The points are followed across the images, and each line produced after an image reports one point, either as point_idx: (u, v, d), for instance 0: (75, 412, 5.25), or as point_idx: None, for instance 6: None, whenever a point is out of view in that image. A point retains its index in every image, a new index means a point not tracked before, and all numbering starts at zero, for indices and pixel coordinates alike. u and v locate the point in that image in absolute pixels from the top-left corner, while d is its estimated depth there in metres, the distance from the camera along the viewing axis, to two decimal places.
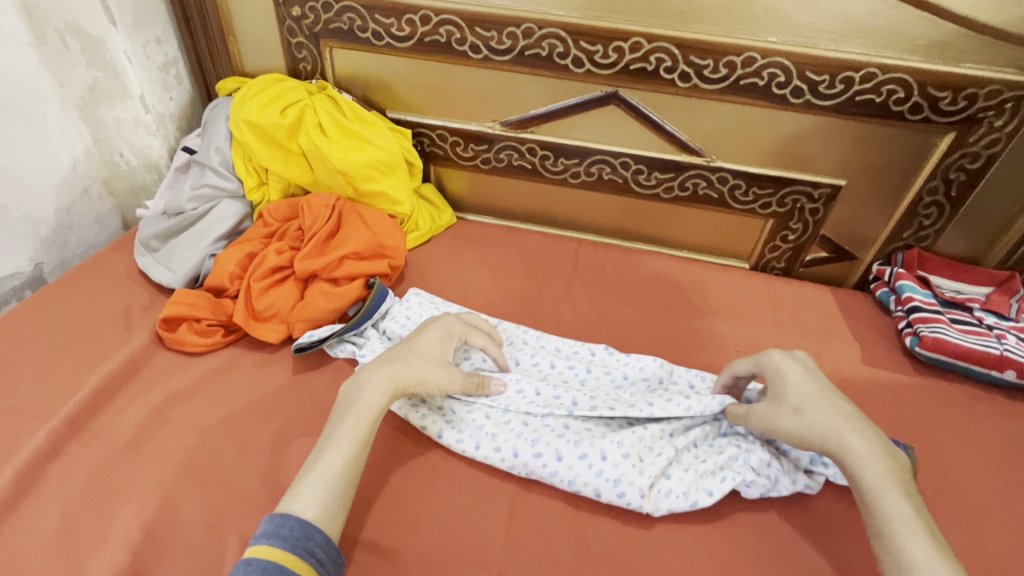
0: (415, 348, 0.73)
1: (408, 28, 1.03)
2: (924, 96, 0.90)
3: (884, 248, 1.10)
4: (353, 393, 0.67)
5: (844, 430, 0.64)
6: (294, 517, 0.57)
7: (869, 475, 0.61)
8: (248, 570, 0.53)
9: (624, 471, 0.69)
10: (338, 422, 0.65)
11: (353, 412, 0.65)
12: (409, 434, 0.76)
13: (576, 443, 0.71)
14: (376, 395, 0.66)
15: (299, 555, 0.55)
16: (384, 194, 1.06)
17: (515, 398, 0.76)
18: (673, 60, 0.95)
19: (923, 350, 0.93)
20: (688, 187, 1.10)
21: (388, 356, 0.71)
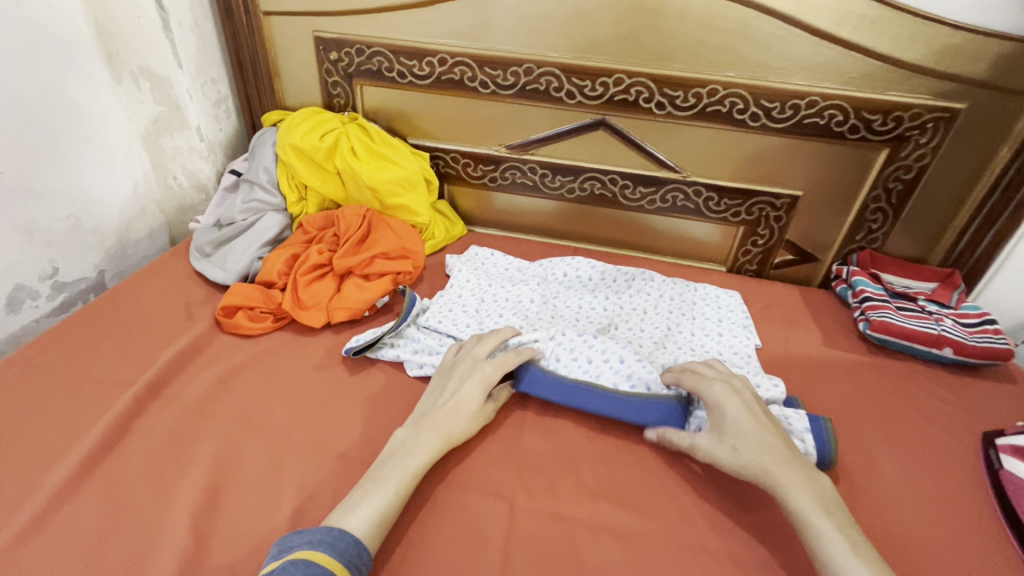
0: (462, 405, 0.82)
1: (428, 69, 1.23)
2: (859, 119, 1.08)
3: (841, 250, 1.26)
4: (408, 448, 0.75)
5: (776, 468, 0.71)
6: (351, 534, 0.63)
7: (801, 498, 0.69)
8: (309, 570, 0.58)
9: None
10: (385, 467, 0.73)
11: (399, 467, 0.72)
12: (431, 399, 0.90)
13: None
14: (426, 455, 0.74)
15: (350, 568, 0.60)
16: (406, 207, 1.23)
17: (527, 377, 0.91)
18: (650, 92, 1.14)
19: (873, 332, 1.07)
20: (668, 200, 1.27)
21: (437, 417, 0.79)
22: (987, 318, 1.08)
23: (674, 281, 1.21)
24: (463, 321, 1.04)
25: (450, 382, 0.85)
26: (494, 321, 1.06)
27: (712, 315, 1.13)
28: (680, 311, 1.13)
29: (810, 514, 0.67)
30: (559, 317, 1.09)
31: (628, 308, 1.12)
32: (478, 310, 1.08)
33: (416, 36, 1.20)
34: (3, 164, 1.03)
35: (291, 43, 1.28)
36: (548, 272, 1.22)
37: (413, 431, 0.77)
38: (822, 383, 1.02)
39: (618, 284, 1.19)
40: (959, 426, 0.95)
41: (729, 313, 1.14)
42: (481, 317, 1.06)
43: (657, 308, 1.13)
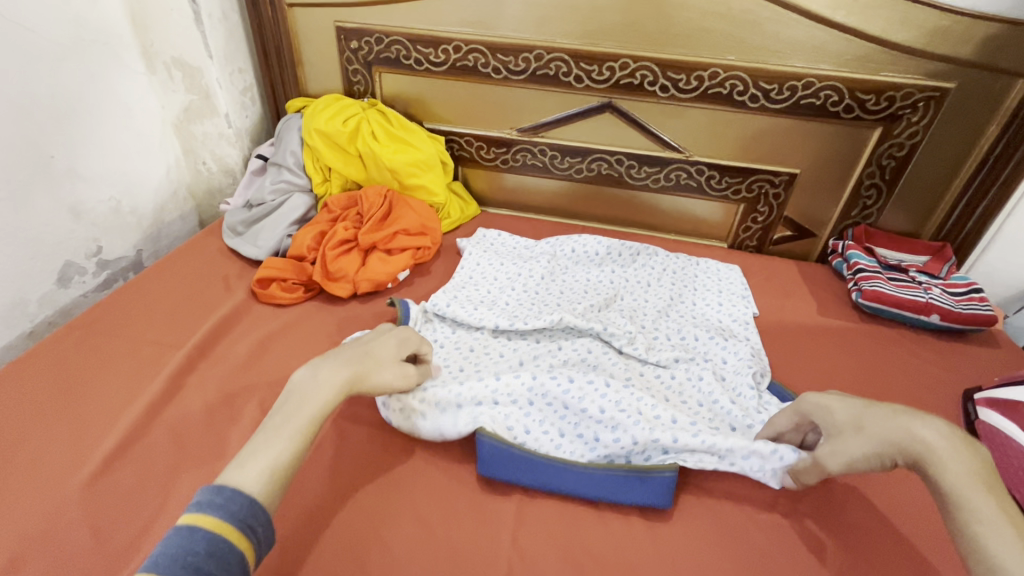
0: (372, 352, 0.80)
1: (443, 56, 1.30)
2: (853, 99, 1.14)
3: (837, 226, 1.32)
4: (313, 385, 0.72)
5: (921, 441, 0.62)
6: (244, 494, 0.59)
7: (958, 466, 0.60)
8: (192, 536, 0.55)
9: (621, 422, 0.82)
10: (291, 408, 0.69)
11: (307, 404, 0.70)
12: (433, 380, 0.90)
13: (574, 425, 0.83)
14: (329, 390, 0.72)
15: (242, 531, 0.57)
16: (424, 187, 1.30)
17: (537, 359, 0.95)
18: (654, 75, 1.20)
19: (865, 301, 1.14)
20: (672, 179, 1.34)
21: (347, 354, 0.77)
22: (974, 287, 1.14)
23: (677, 256, 1.27)
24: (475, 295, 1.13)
25: (364, 336, 0.84)
26: (504, 298, 1.13)
27: (712, 287, 1.20)
28: (681, 284, 1.20)
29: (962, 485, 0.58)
30: (562, 298, 1.13)
31: (630, 287, 1.17)
32: (489, 286, 1.17)
33: (432, 25, 1.27)
34: (54, 148, 1.12)
35: (313, 32, 1.35)
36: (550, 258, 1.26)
37: (317, 368, 0.74)
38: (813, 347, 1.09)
39: (623, 258, 1.25)
40: (943, 384, 1.02)
41: (729, 283, 1.21)
42: (491, 291, 1.15)
43: (658, 283, 1.19)
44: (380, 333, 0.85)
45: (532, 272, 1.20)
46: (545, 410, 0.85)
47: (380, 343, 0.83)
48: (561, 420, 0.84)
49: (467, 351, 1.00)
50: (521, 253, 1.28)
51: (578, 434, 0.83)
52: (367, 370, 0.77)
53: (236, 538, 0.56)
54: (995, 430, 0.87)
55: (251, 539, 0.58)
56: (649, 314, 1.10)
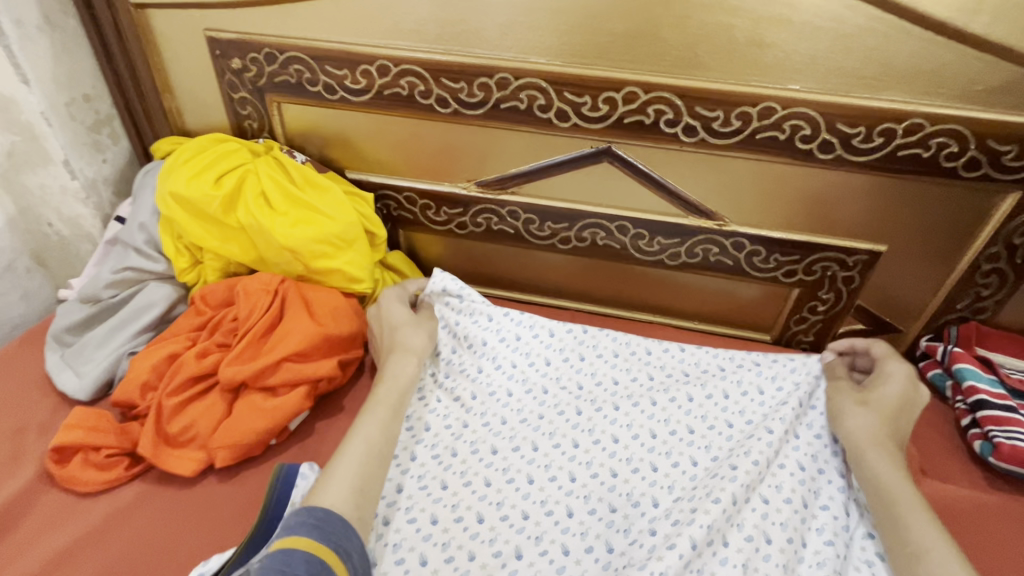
0: (394, 324, 0.83)
1: (364, 81, 0.89)
2: (982, 150, 0.75)
3: (933, 321, 0.92)
4: (392, 383, 0.75)
5: (875, 446, 0.70)
6: (335, 512, 0.57)
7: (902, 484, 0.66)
8: (291, 561, 0.50)
9: None
10: (366, 408, 0.71)
11: (382, 397, 0.73)
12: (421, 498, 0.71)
13: None
14: (404, 378, 0.76)
15: (339, 552, 0.54)
16: (341, 272, 0.90)
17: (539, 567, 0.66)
18: (675, 112, 0.80)
19: (999, 461, 0.77)
20: (697, 254, 0.94)
21: (391, 344, 0.81)
22: None
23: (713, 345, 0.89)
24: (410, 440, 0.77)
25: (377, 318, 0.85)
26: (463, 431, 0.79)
27: (761, 366, 0.84)
28: (722, 368, 0.85)
29: (897, 490, 0.65)
30: (560, 422, 0.80)
31: (654, 390, 0.83)
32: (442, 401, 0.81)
33: (345, 34, 0.86)
34: None
35: (180, 44, 0.94)
36: (539, 342, 0.88)
37: (397, 359, 0.78)
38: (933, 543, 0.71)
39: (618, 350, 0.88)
40: None
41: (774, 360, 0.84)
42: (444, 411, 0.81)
43: (688, 378, 0.85)
44: (390, 299, 0.87)
45: (512, 376, 0.85)
46: None
47: (386, 315, 0.85)
48: None
49: (431, 536, 0.68)
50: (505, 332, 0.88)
51: None
52: (409, 341, 0.81)
53: (330, 555, 0.53)
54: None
55: (349, 562, 0.55)
56: (685, 439, 0.77)
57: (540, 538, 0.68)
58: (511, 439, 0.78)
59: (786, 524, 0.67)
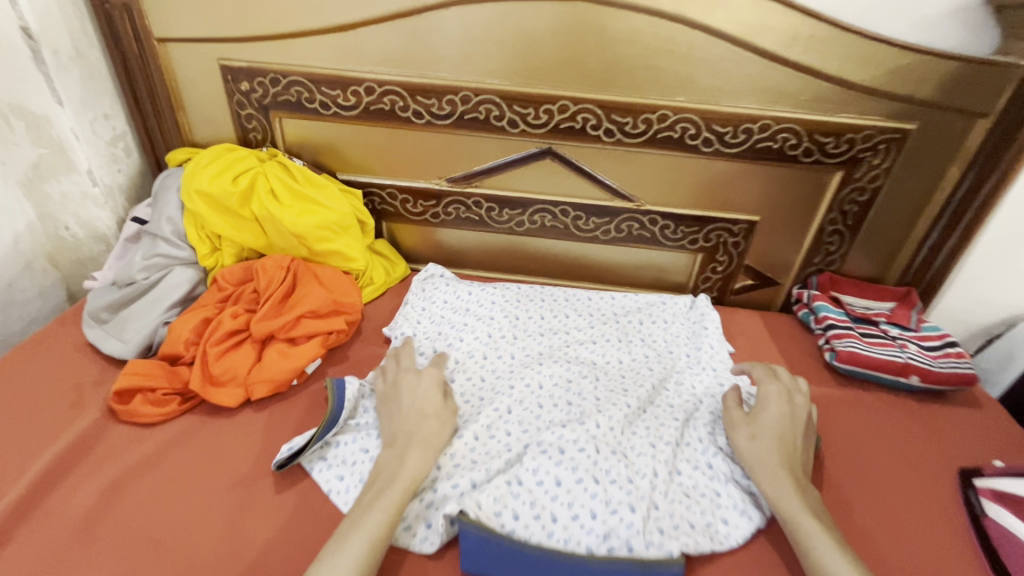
0: (423, 411, 0.79)
1: (354, 99, 1.11)
2: (812, 141, 1.04)
3: (801, 273, 1.22)
4: (400, 460, 0.74)
5: (777, 472, 0.76)
6: None
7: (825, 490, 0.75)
8: None
9: (616, 494, 0.75)
10: (381, 492, 0.69)
11: (397, 484, 0.70)
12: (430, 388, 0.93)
13: (569, 504, 0.73)
14: (420, 468, 0.72)
15: None
16: (339, 253, 1.10)
17: (525, 413, 0.87)
18: (597, 119, 1.06)
19: (841, 363, 1.03)
20: (624, 229, 1.20)
21: (412, 427, 0.77)
22: (947, 340, 1.06)
23: (635, 294, 1.22)
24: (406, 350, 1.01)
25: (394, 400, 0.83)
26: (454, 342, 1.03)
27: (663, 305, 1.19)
28: (637, 308, 1.18)
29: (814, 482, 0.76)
30: (528, 334, 1.06)
31: (593, 320, 1.12)
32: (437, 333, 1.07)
33: (339, 62, 1.08)
34: None
35: (194, 72, 1.13)
36: (508, 291, 1.17)
37: (423, 442, 0.75)
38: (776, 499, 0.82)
39: (563, 298, 1.18)
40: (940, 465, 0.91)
41: (673, 298, 1.20)
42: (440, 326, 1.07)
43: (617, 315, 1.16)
44: (417, 377, 0.85)
45: (492, 307, 1.11)
46: (537, 489, 0.75)
47: (414, 395, 0.82)
48: (553, 502, 0.74)
49: None
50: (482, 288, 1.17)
51: (573, 515, 0.73)
52: (433, 435, 0.77)
53: None
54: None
55: None
56: (614, 344, 1.06)
57: (523, 399, 0.90)
58: (496, 349, 1.02)
59: (681, 396, 0.98)
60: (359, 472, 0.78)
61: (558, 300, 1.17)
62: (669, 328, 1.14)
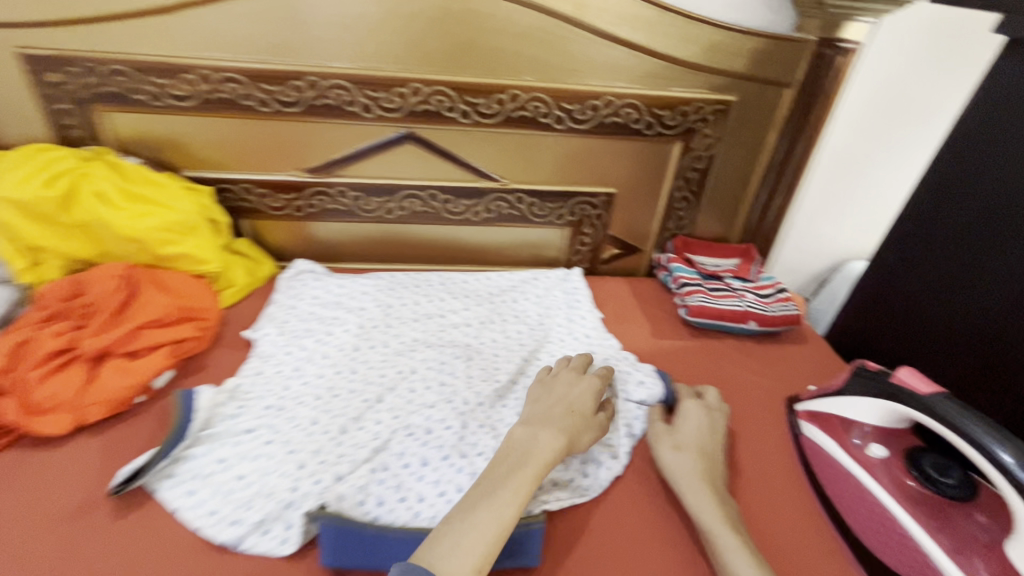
0: (573, 406, 0.80)
1: (188, 88, 1.02)
2: (652, 115, 1.12)
3: (659, 239, 1.32)
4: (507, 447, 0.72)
5: (695, 485, 0.75)
6: None
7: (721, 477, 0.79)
8: None
9: (481, 465, 0.77)
10: (517, 469, 0.68)
11: (528, 464, 0.69)
12: (295, 386, 0.91)
13: (434, 482, 0.75)
14: (549, 452, 0.71)
15: None
16: (187, 256, 1.02)
17: (395, 401, 0.87)
18: (452, 101, 1.07)
19: (693, 317, 1.13)
20: (493, 210, 1.23)
21: (559, 417, 0.77)
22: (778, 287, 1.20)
23: (509, 272, 1.25)
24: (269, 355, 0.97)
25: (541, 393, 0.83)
26: (322, 339, 1.00)
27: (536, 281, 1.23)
28: (512, 287, 1.21)
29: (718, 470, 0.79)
30: (402, 321, 1.06)
31: (469, 302, 1.14)
32: (304, 330, 1.03)
33: (165, 48, 0.99)
34: None
35: None
36: (382, 281, 1.15)
37: (532, 429, 0.74)
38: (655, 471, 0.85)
39: (440, 284, 1.18)
40: None
41: (548, 273, 1.25)
42: (307, 323, 1.04)
43: (492, 295, 1.18)
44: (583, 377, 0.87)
45: (364, 299, 1.09)
46: (402, 472, 0.75)
47: (569, 391, 0.83)
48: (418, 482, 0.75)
49: (316, 406, 0.87)
50: (355, 281, 1.14)
51: (439, 491, 0.74)
52: (575, 431, 0.77)
53: None
54: (883, 514, 0.71)
55: None
56: (488, 324, 1.09)
57: (394, 387, 0.90)
58: (367, 339, 1.00)
59: (553, 362, 1.02)
60: (213, 484, 0.74)
61: (433, 284, 1.18)
62: (543, 301, 1.18)
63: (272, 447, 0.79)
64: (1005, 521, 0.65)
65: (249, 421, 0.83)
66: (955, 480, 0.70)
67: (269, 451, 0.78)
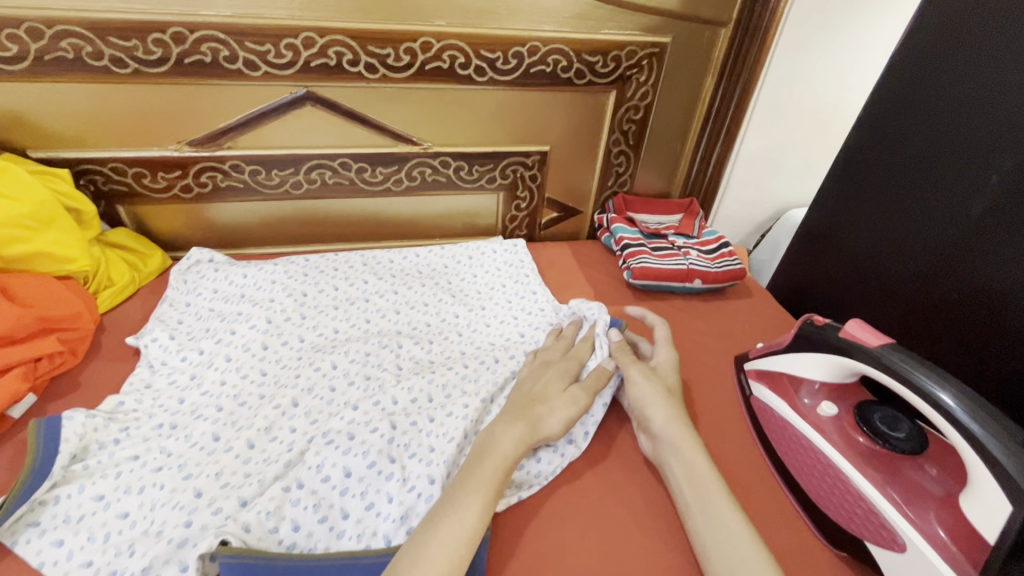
0: (537, 395, 0.74)
1: (14, 47, 0.82)
2: (582, 62, 1.02)
3: (598, 199, 1.25)
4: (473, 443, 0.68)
5: (683, 436, 0.70)
6: None
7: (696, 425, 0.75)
8: None
9: (415, 468, 0.69)
10: (471, 470, 0.63)
11: (486, 461, 0.64)
12: (193, 399, 0.78)
13: (361, 495, 0.66)
14: (511, 445, 0.66)
15: None
16: (44, 255, 0.84)
17: (313, 405, 0.76)
18: (353, 53, 0.92)
19: (637, 280, 1.08)
20: (417, 177, 1.11)
21: (515, 407, 0.72)
22: (722, 242, 1.16)
23: (440, 247, 1.15)
24: (162, 365, 0.83)
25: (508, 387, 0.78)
26: (224, 339, 0.86)
27: (472, 254, 1.13)
28: (446, 263, 1.11)
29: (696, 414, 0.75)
30: (320, 311, 0.93)
31: (397, 282, 1.03)
32: (204, 330, 0.89)
33: None
34: None
35: None
36: (295, 266, 1.02)
37: (491, 423, 0.70)
38: (625, 445, 0.78)
39: (364, 265, 1.06)
40: None
41: (485, 245, 1.16)
42: (207, 322, 0.90)
43: (423, 274, 1.08)
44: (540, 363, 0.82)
45: (272, 288, 0.95)
46: (323, 487, 0.66)
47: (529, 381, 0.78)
48: (343, 497, 0.66)
49: (218, 420, 0.75)
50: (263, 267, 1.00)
51: (367, 505, 0.65)
52: (541, 415, 0.72)
53: None
54: (836, 473, 0.67)
55: None
56: (419, 306, 0.98)
57: (312, 387, 0.79)
58: (279, 335, 0.87)
59: (494, 341, 0.94)
60: (88, 529, 0.62)
61: (356, 266, 1.05)
62: (480, 276, 1.09)
63: (163, 475, 0.67)
64: (957, 472, 0.62)
65: (133, 447, 0.70)
66: (905, 433, 0.67)
67: (159, 481, 0.66)
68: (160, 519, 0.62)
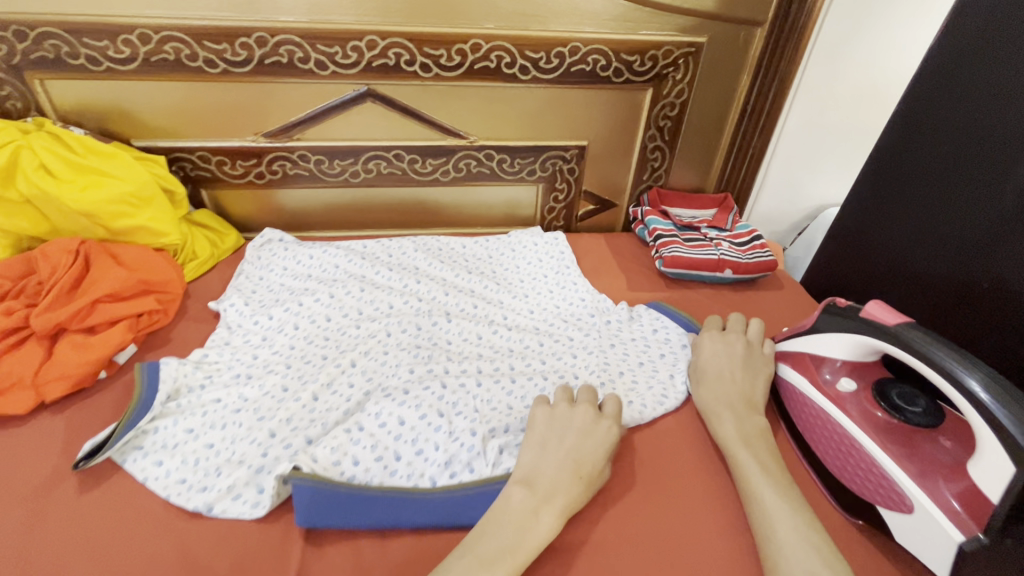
0: (582, 470, 0.67)
1: (128, 49, 0.96)
2: (620, 61, 1.08)
3: (633, 192, 1.30)
4: (505, 509, 0.63)
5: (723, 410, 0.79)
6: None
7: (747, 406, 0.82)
8: None
9: (459, 423, 0.76)
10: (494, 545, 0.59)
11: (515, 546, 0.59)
12: (266, 356, 0.89)
13: (412, 441, 0.74)
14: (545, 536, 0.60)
15: None
16: (143, 229, 0.98)
17: (369, 366, 0.85)
18: (410, 53, 1.02)
19: (668, 268, 1.12)
20: (462, 168, 1.20)
21: (555, 483, 0.65)
22: (754, 235, 1.19)
23: (485, 239, 1.23)
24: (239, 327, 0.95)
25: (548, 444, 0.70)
26: (292, 307, 0.97)
27: (515, 245, 1.22)
28: (490, 252, 1.20)
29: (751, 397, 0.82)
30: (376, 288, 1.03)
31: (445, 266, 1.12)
32: (274, 300, 1.00)
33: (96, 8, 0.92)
34: None
35: None
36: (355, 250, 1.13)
37: (532, 496, 0.64)
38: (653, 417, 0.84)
39: (415, 250, 1.16)
40: None
41: (527, 236, 1.24)
42: (278, 294, 1.01)
43: (469, 261, 1.16)
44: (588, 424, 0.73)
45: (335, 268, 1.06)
46: (379, 433, 0.75)
47: (573, 445, 0.70)
48: (396, 442, 0.74)
49: (287, 373, 0.85)
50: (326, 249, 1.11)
51: (418, 450, 0.74)
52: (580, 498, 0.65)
53: None
54: (850, 441, 0.71)
55: None
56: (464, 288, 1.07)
57: (368, 351, 0.88)
58: (340, 307, 0.97)
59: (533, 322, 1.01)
60: (181, 455, 0.72)
61: (408, 251, 1.15)
62: (521, 264, 1.17)
63: (242, 416, 0.78)
64: (968, 444, 0.65)
65: (216, 391, 0.81)
66: (922, 409, 0.70)
67: (238, 420, 0.77)
68: (241, 450, 0.73)
